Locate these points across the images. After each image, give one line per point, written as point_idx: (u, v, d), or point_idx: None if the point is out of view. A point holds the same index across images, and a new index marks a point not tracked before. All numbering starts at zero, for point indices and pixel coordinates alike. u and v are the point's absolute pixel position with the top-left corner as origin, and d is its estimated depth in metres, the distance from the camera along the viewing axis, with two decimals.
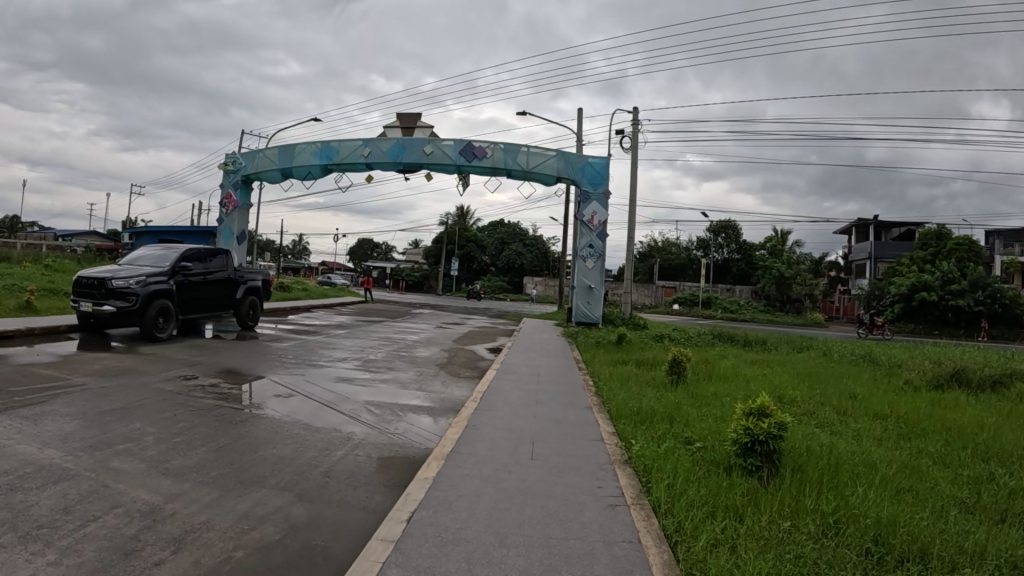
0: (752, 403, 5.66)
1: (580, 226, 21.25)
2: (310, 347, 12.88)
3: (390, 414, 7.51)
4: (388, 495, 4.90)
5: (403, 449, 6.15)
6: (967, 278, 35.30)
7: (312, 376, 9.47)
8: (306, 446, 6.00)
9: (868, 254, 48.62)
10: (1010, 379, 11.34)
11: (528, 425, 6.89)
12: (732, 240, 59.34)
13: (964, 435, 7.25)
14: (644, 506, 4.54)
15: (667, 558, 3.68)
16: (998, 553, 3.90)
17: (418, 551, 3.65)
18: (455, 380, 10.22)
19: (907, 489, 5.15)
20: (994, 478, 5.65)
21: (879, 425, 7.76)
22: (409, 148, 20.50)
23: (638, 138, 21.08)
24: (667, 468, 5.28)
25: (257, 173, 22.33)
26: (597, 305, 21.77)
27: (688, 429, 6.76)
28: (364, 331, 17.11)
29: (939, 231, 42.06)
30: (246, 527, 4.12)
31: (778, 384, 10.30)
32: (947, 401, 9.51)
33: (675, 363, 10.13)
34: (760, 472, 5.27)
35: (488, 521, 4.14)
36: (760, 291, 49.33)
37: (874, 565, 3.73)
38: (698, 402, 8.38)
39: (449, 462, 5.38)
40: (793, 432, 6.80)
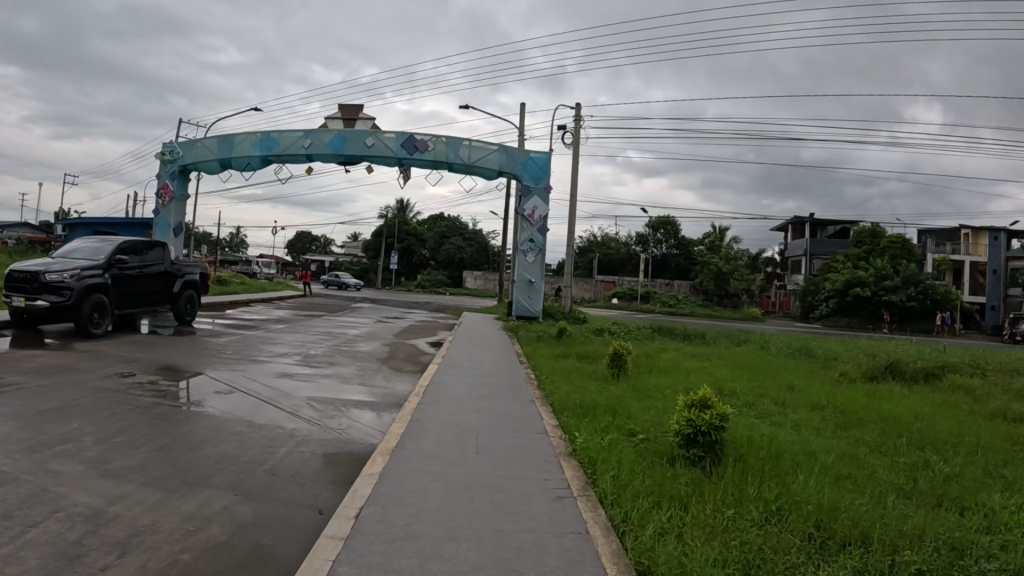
0: (693, 395, 5.74)
1: (522, 220, 21.32)
2: (250, 342, 12.64)
3: (333, 409, 7.42)
4: (335, 492, 4.84)
5: (348, 445, 6.09)
6: (900, 275, 36.69)
7: (253, 372, 9.29)
8: (250, 443, 5.90)
9: (804, 250, 49.96)
10: (942, 372, 11.80)
11: (473, 419, 6.90)
12: (670, 236, 60.26)
13: (901, 424, 7.51)
14: (591, 498, 4.58)
15: (616, 547, 3.74)
16: (937, 535, 4.04)
17: (369, 548, 3.62)
18: (396, 374, 10.15)
19: (848, 476, 5.31)
20: (930, 465, 5.85)
21: (818, 415, 7.99)
22: (350, 140, 20.21)
23: (579, 135, 21.20)
24: (612, 460, 5.34)
25: (195, 164, 21.79)
26: (538, 299, 21.87)
27: (632, 421, 6.83)
28: (305, 325, 16.88)
29: (873, 230, 43.47)
30: (193, 529, 4.03)
31: (718, 376, 10.47)
32: (883, 392, 9.81)
33: (617, 356, 10.19)
34: (704, 463, 5.37)
35: (438, 516, 4.12)
36: (697, 285, 50.29)
37: (817, 548, 3.83)
38: (640, 395, 8.47)
39: (394, 457, 5.35)
40: (734, 424, 6.93)
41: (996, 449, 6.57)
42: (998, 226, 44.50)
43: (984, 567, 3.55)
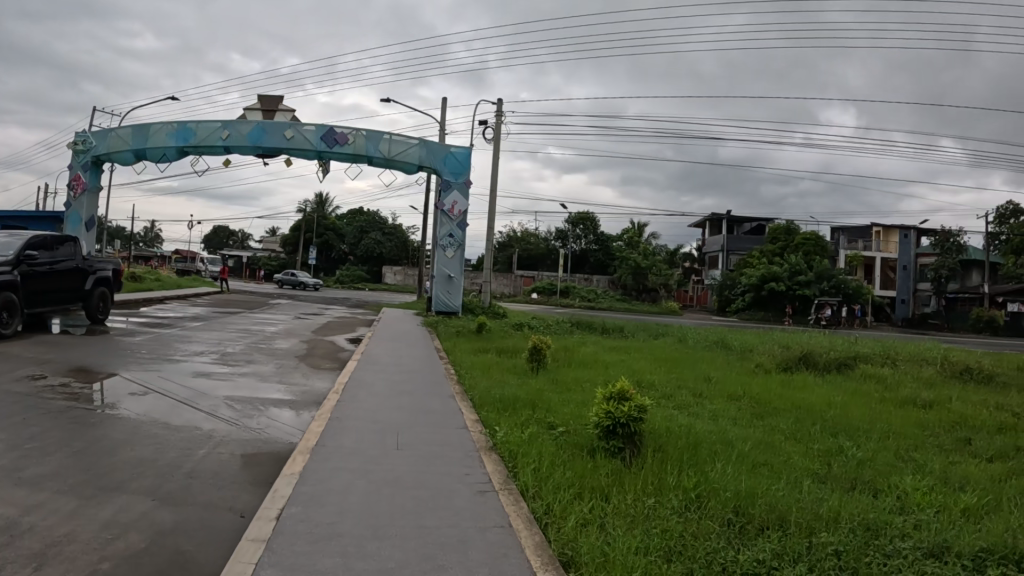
0: (611, 387, 5.85)
1: (441, 214, 21.21)
2: (166, 340, 12.19)
3: (252, 409, 7.24)
4: (256, 493, 4.73)
5: (268, 444, 5.95)
6: (814, 270, 38.24)
7: (169, 372, 8.97)
8: (166, 446, 5.70)
9: (721, 246, 51.48)
10: (853, 362, 12.34)
11: (393, 415, 6.84)
12: (590, 232, 61.02)
13: (813, 412, 7.83)
14: (512, 491, 4.60)
15: (539, 539, 3.77)
16: (851, 517, 4.21)
17: (292, 549, 3.54)
18: (315, 371, 9.97)
19: (764, 463, 5.51)
20: (843, 451, 6.11)
21: (734, 405, 8.25)
22: (269, 131, 19.69)
23: (500, 130, 21.29)
24: (533, 453, 5.39)
25: (108, 154, 20.85)
26: (457, 294, 21.99)
27: (551, 415, 6.91)
28: (222, 322, 16.39)
29: (788, 227, 45.19)
30: (111, 537, 3.87)
31: (637, 369, 10.70)
32: (798, 382, 10.23)
33: (535, 350, 10.29)
34: (623, 453, 5.47)
35: (361, 514, 4.07)
36: (617, 280, 51.16)
37: (736, 533, 3.95)
38: (559, 388, 8.58)
39: (315, 456, 5.26)
40: (654, 415, 7.09)
41: (903, 434, 6.92)
42: (907, 225, 46.74)
43: (897, 544, 3.71)
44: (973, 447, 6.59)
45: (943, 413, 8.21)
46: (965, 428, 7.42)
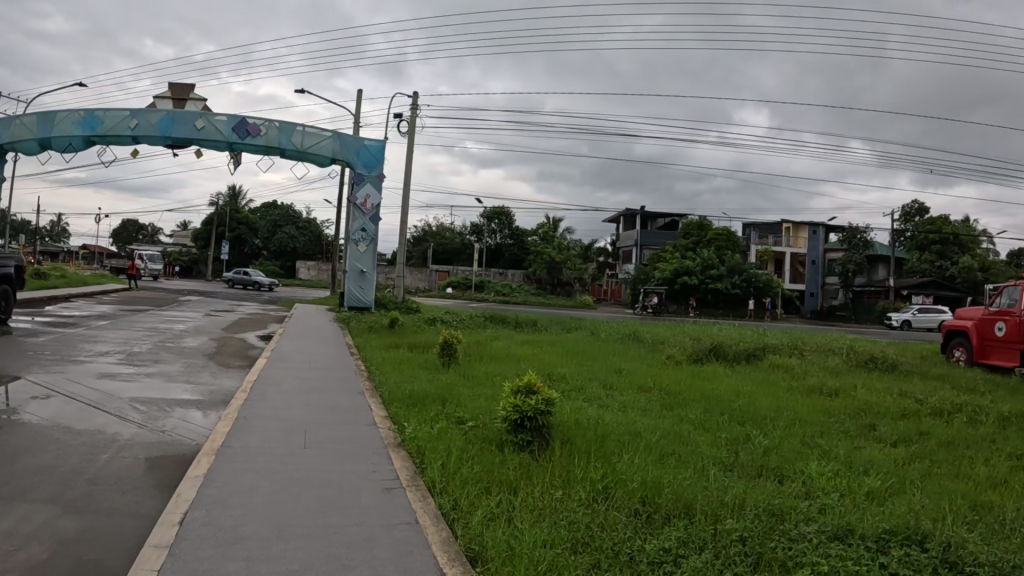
0: (519, 381, 5.90)
1: (354, 209, 21.26)
2: (69, 341, 11.60)
3: (159, 410, 6.97)
4: (161, 498, 4.55)
5: (174, 447, 5.74)
6: (725, 265, 39.64)
7: (72, 373, 8.55)
8: (68, 452, 5.42)
9: (635, 241, 52.56)
10: (762, 353, 12.78)
11: (302, 413, 6.72)
12: (505, 226, 60.64)
13: (722, 402, 8.06)
14: (420, 487, 4.58)
15: (445, 535, 3.78)
16: (756, 504, 4.35)
17: (195, 554, 3.42)
18: (224, 370, 9.68)
19: (672, 453, 5.64)
20: (749, 439, 6.32)
21: (644, 396, 8.42)
22: (179, 121, 18.96)
23: (415, 124, 21.11)
24: (441, 448, 5.38)
25: (11, 143, 19.71)
26: (369, 290, 22.08)
27: (461, 409, 6.91)
28: (131, 321, 15.72)
29: (701, 222, 46.26)
30: (9, 549, 3.65)
31: (549, 362, 10.82)
32: (709, 373, 10.55)
33: (447, 345, 10.27)
34: (531, 447, 5.52)
35: (267, 515, 3.98)
36: (532, 274, 51.64)
37: (644, 522, 4.03)
38: (470, 383, 8.60)
39: (220, 457, 5.10)
40: (563, 407, 7.19)
41: (809, 422, 7.21)
42: (817, 222, 48.74)
43: (802, 529, 3.85)
44: (877, 432, 6.93)
45: (848, 400, 8.59)
46: (870, 415, 7.79)
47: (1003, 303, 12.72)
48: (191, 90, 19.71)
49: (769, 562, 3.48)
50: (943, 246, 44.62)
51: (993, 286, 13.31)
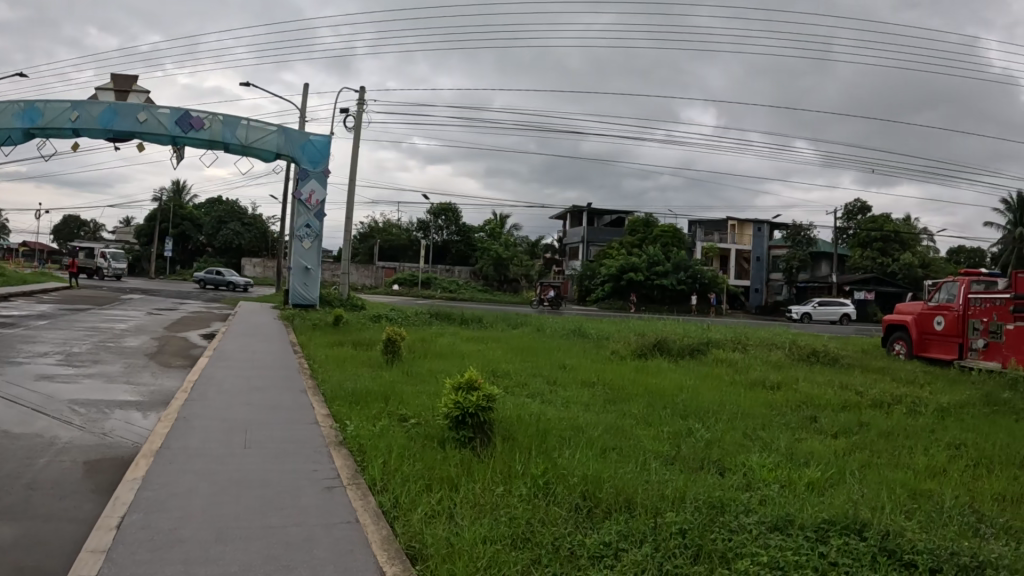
0: (460, 378, 5.89)
1: (298, 204, 20.85)
2: (4, 341, 11.19)
3: (98, 412, 6.79)
4: (98, 502, 4.43)
5: (113, 449, 5.60)
6: (670, 261, 40.27)
7: (7, 375, 8.26)
8: (0, 456, 5.23)
9: (581, 237, 52.90)
10: (705, 347, 12.99)
11: (243, 413, 6.61)
12: (451, 223, 60.74)
13: (663, 397, 8.16)
14: (360, 486, 4.55)
15: (386, 533, 3.77)
16: (696, 496, 4.39)
17: (132, 558, 3.34)
18: (165, 370, 9.46)
19: (614, 448, 5.69)
20: (691, 432, 6.40)
21: (587, 392, 8.48)
22: (121, 114, 18.42)
23: (361, 119, 20.94)
24: (383, 446, 5.35)
25: None
26: (314, 287, 21.65)
27: (404, 407, 6.87)
28: (70, 321, 15.24)
29: (647, 219, 46.54)
30: None
31: (493, 359, 10.83)
32: (651, 367, 10.69)
33: (390, 342, 10.20)
34: (473, 443, 5.52)
35: (205, 517, 3.90)
36: (478, 271, 51.77)
37: (584, 517, 4.06)
38: (413, 380, 8.57)
39: (159, 459, 4.99)
40: (506, 403, 7.21)
41: (750, 415, 7.34)
42: (761, 219, 49.77)
43: (742, 520, 3.92)
44: (817, 424, 7.10)
45: (790, 394, 8.78)
46: (811, 408, 7.97)
47: (942, 298, 13.16)
48: (134, 82, 19.21)
49: (709, 553, 3.53)
50: (885, 243, 45.97)
51: (932, 281, 13.74)
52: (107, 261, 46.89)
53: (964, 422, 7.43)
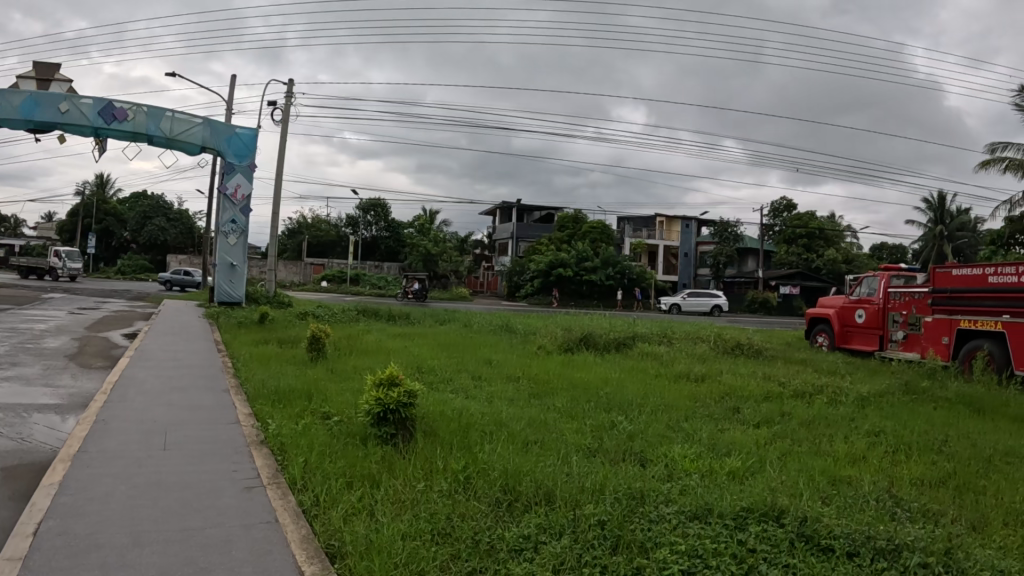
0: (381, 374, 5.88)
1: (223, 200, 20.29)
2: None
3: (13, 416, 6.52)
4: (12, 508, 4.27)
5: (28, 454, 5.38)
6: (599, 257, 40.89)
7: None
8: None
9: (511, 234, 53.16)
10: (631, 342, 13.25)
11: (164, 414, 6.45)
12: (381, 218, 59.91)
13: (586, 390, 8.29)
14: (281, 485, 4.51)
15: (305, 533, 3.75)
16: (616, 487, 4.47)
17: (47, 565, 3.24)
18: (84, 371, 9.14)
19: (535, 442, 5.75)
20: (613, 425, 6.52)
21: (512, 386, 8.55)
22: (42, 104, 17.64)
23: (289, 112, 20.60)
24: (304, 444, 5.31)
25: None
26: (240, 285, 21.39)
27: (328, 404, 6.81)
28: None
29: (576, 216, 47.14)
30: None
31: (419, 355, 10.83)
32: (576, 361, 10.85)
33: (315, 339, 10.10)
34: (395, 439, 5.52)
35: (123, 521, 3.81)
36: (408, 268, 51.40)
37: (504, 511, 4.10)
38: (338, 377, 8.50)
39: (76, 463, 4.83)
40: (428, 399, 7.21)
41: (672, 407, 7.52)
42: (689, 216, 50.98)
43: (662, 510, 4.02)
44: (739, 414, 7.32)
45: (715, 385, 9.04)
46: (734, 398, 8.21)
47: (863, 292, 13.70)
48: (56, 70, 18.45)
49: (627, 543, 3.61)
50: (810, 239, 47.22)
51: (853, 276, 14.29)
52: (61, 260, 41.63)
53: (884, 410, 7.75)
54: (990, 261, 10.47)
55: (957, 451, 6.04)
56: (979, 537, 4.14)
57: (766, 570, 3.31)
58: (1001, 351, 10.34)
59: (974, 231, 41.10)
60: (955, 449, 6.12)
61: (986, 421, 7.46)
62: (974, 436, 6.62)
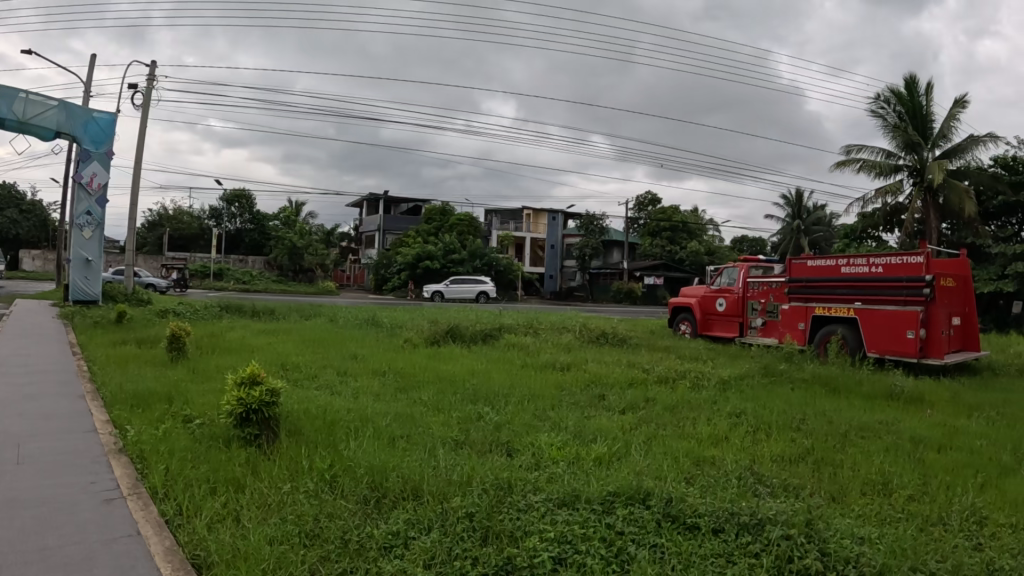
0: (242, 373, 5.76)
1: (78, 189, 18.99)
2: None
3: None
4: None
5: None
6: (466, 249, 41.91)
7: None
8: None
9: (378, 226, 52.50)
10: (498, 333, 13.51)
11: (15, 425, 6.01)
12: (246, 210, 58.10)
13: (453, 382, 8.38)
14: (142, 495, 4.33)
15: (170, 544, 3.63)
16: (483, 478, 4.55)
17: None
18: None
19: (401, 436, 5.77)
20: (480, 416, 6.62)
21: (378, 380, 8.53)
22: None
23: (150, 96, 19.58)
24: (166, 450, 5.11)
25: None
26: (96, 281, 19.87)
27: (189, 407, 6.57)
28: None
29: (443, 208, 46.84)
30: None
31: (284, 351, 10.61)
32: (441, 354, 10.92)
33: (175, 338, 9.71)
34: (259, 440, 5.40)
35: None
36: (273, 261, 49.50)
37: (373, 508, 4.11)
38: (197, 377, 8.22)
39: None
40: (293, 398, 7.07)
41: (540, 396, 7.72)
42: (555, 209, 52.14)
43: (530, 499, 4.14)
44: (604, 401, 7.62)
45: (580, 374, 9.36)
46: (598, 386, 8.54)
47: (723, 282, 14.52)
48: None
49: (497, 534, 3.70)
50: (674, 232, 49.37)
51: (714, 267, 15.15)
52: None
53: (744, 392, 8.26)
54: (843, 253, 11.33)
55: (813, 428, 6.52)
56: (837, 507, 4.51)
57: (634, 551, 3.50)
58: (853, 335, 11.22)
59: (829, 224, 44.16)
60: (812, 427, 6.59)
61: (841, 399, 8.10)
62: (827, 414, 7.17)
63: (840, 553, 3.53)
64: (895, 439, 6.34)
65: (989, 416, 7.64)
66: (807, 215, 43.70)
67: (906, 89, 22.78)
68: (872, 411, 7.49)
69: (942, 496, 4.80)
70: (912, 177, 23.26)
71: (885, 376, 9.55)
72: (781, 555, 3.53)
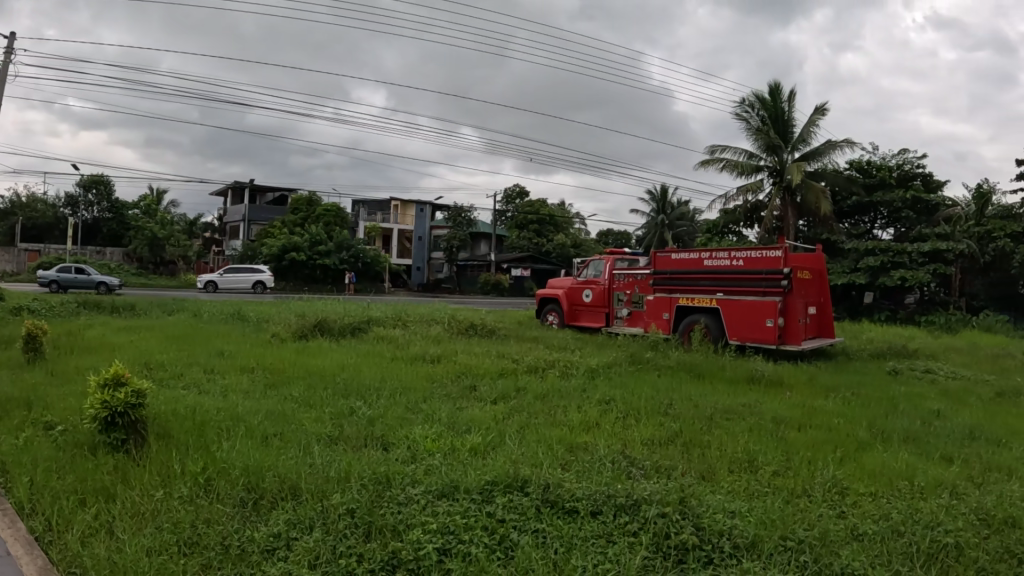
0: (105, 374, 5.48)
1: None
2: None
3: None
4: None
5: None
6: (333, 240, 41.07)
7: None
8: None
9: (242, 216, 50.57)
10: (365, 326, 13.41)
11: None
12: (103, 198, 54.99)
13: (324, 377, 8.27)
14: (6, 512, 4.05)
15: (42, 564, 3.44)
16: (362, 473, 4.55)
17: None
18: None
19: (275, 434, 5.65)
20: (353, 411, 6.58)
21: (246, 377, 8.30)
22: None
23: (5, 71, 18.02)
24: (26, 461, 4.79)
25: None
26: None
27: (49, 412, 6.16)
28: None
29: (310, 198, 45.77)
30: None
31: (147, 349, 10.11)
32: (308, 348, 10.71)
33: (31, 338, 9.03)
34: (127, 445, 5.14)
35: None
36: (131, 253, 46.57)
37: (251, 510, 4.03)
38: (57, 379, 7.70)
39: None
40: (159, 399, 6.76)
41: (413, 389, 7.74)
42: (424, 201, 52.18)
43: (410, 492, 4.18)
44: (476, 391, 7.75)
45: (452, 365, 9.45)
46: (471, 377, 8.68)
47: (590, 274, 15.03)
48: None
49: (380, 529, 3.72)
50: (541, 225, 50.36)
51: (580, 259, 15.63)
52: None
53: (613, 380, 8.62)
54: (706, 247, 11.97)
55: (680, 412, 6.91)
56: (707, 485, 4.83)
57: (517, 538, 3.62)
58: (715, 324, 11.94)
59: (692, 219, 46.42)
60: (679, 411, 6.98)
61: (708, 384, 8.61)
62: (693, 399, 7.62)
63: (712, 527, 3.80)
64: (757, 420, 6.82)
65: (842, 396, 8.33)
66: (671, 211, 45.76)
67: (770, 95, 24.28)
68: (737, 395, 8.01)
69: (804, 470, 5.23)
70: (773, 177, 24.80)
71: (748, 362, 10.22)
72: (658, 533, 3.76)
